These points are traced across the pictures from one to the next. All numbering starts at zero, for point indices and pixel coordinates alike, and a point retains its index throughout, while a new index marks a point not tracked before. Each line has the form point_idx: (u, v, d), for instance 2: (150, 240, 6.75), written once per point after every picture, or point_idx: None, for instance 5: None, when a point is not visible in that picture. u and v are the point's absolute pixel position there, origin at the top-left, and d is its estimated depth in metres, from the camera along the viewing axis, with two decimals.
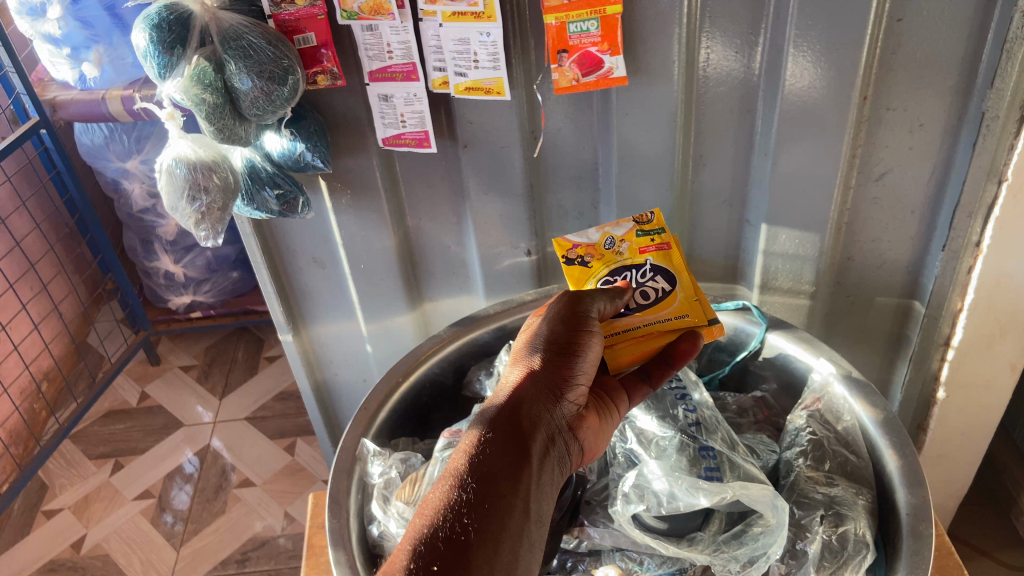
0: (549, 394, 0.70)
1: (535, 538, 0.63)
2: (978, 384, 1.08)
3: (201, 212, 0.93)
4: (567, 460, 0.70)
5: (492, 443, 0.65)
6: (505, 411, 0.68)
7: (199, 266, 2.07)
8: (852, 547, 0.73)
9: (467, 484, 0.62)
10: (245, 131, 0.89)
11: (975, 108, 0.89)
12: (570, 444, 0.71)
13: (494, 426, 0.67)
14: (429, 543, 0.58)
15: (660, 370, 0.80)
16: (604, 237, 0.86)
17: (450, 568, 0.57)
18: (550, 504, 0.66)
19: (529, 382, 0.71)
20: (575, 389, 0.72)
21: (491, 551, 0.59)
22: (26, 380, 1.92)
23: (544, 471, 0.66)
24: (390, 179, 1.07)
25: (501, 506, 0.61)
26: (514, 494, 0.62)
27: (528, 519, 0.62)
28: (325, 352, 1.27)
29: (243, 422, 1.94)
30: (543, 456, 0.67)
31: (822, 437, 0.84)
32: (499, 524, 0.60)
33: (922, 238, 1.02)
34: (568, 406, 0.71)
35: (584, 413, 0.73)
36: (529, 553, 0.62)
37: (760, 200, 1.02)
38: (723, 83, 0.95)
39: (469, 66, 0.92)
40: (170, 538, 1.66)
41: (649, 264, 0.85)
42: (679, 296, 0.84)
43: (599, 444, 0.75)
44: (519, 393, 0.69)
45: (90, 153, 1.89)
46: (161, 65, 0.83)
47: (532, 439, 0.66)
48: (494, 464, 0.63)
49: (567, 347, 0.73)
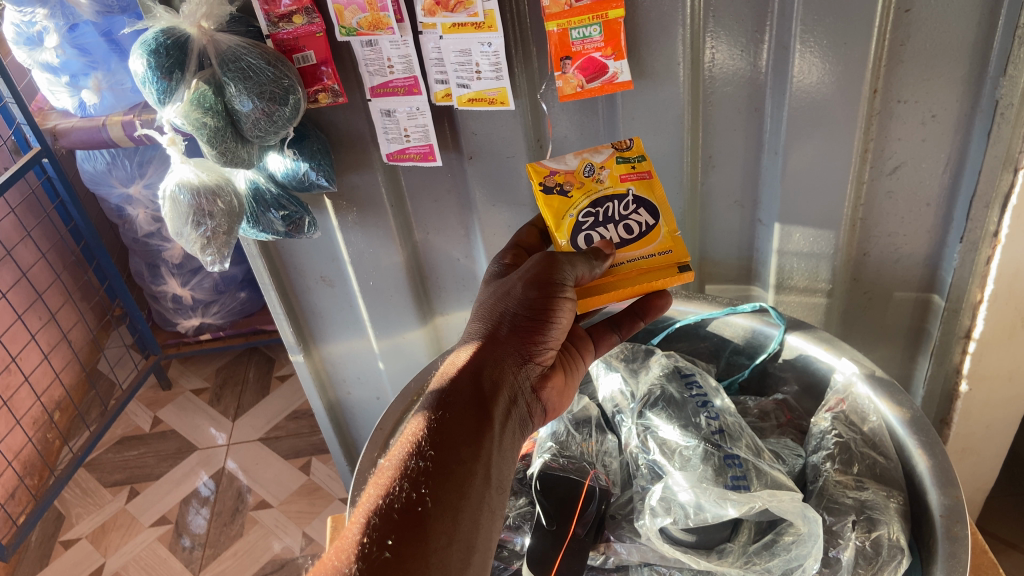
0: (513, 356, 0.71)
1: (495, 505, 0.63)
2: (1001, 376, 1.06)
3: (206, 237, 0.92)
4: (528, 421, 0.72)
5: (453, 407, 0.65)
6: (463, 377, 0.68)
7: (207, 287, 2.07)
8: (886, 552, 0.71)
9: (424, 452, 0.62)
10: (247, 153, 0.88)
11: (988, 96, 0.87)
12: (531, 404, 0.73)
13: (451, 392, 0.67)
14: (384, 515, 0.57)
15: (631, 323, 0.86)
16: (583, 164, 0.83)
17: (407, 537, 0.56)
18: (510, 466, 0.67)
19: (493, 345, 0.71)
20: (544, 352, 0.73)
21: (450, 521, 0.59)
22: (38, 411, 1.92)
23: (505, 434, 0.67)
24: (396, 194, 1.06)
25: (461, 473, 0.61)
26: (475, 460, 0.63)
27: (488, 486, 0.63)
28: (337, 371, 1.26)
29: (257, 443, 1.93)
30: (504, 419, 0.68)
31: (848, 439, 0.82)
32: (458, 493, 0.60)
33: (939, 230, 1.00)
34: (534, 369, 0.73)
35: (549, 374, 0.75)
36: (490, 520, 0.62)
37: (772, 200, 1.01)
38: (730, 82, 0.93)
39: (472, 77, 0.91)
40: (189, 564, 1.64)
41: (631, 194, 0.82)
42: (664, 229, 0.81)
43: (564, 401, 0.79)
44: (484, 355, 0.70)
45: (93, 180, 1.89)
46: (160, 90, 0.81)
47: (491, 403, 0.67)
48: (451, 429, 0.64)
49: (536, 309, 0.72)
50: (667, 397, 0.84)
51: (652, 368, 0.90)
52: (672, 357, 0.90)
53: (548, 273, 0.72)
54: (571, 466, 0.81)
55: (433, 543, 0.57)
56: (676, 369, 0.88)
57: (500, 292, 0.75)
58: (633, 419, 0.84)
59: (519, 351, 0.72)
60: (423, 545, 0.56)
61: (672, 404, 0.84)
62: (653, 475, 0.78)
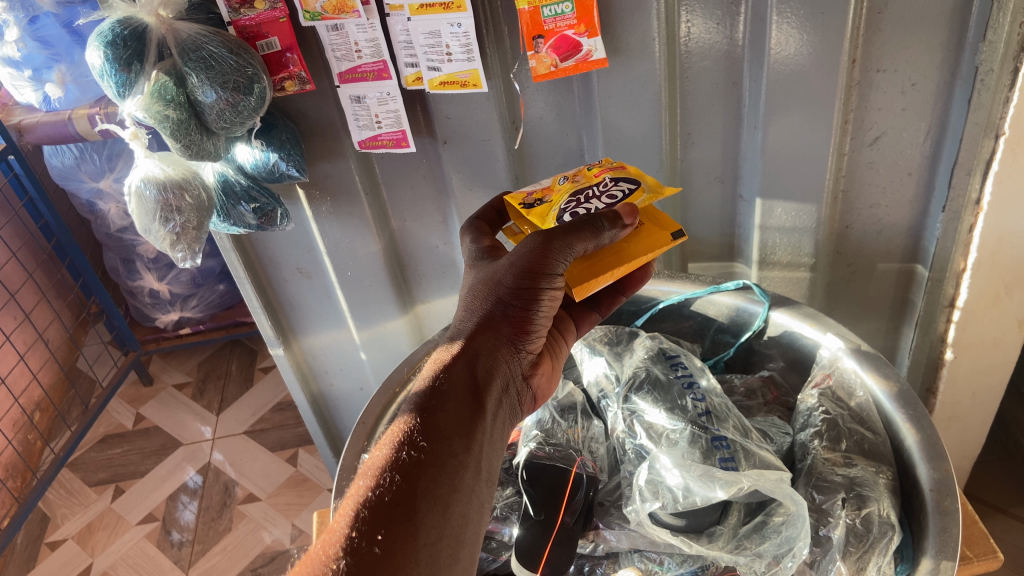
0: (507, 344, 0.70)
1: (485, 497, 0.62)
2: (986, 344, 1.05)
3: (175, 233, 0.89)
4: (519, 408, 0.72)
5: (445, 396, 0.64)
6: (456, 367, 0.67)
7: (184, 281, 2.03)
8: (877, 529, 0.70)
9: (416, 442, 0.60)
10: (214, 146, 0.85)
11: (968, 63, 0.86)
12: (521, 392, 0.72)
13: (445, 382, 0.65)
14: (373, 509, 0.56)
15: (612, 299, 0.83)
16: (558, 180, 0.82)
17: (396, 531, 0.55)
18: (500, 457, 0.66)
19: (487, 332, 0.69)
20: (535, 340, 0.72)
21: (440, 515, 0.57)
22: (17, 412, 1.89)
23: (496, 424, 0.66)
24: (370, 181, 1.04)
25: (452, 465, 0.60)
26: (467, 453, 0.61)
27: (479, 478, 0.62)
28: (319, 363, 1.24)
29: (243, 436, 1.91)
30: (495, 410, 0.67)
31: (836, 415, 0.81)
32: (450, 486, 0.59)
33: (921, 200, 0.99)
34: (525, 357, 0.71)
35: (539, 361, 0.74)
36: (479, 513, 0.61)
37: (753, 175, 0.99)
38: (706, 56, 0.92)
39: (443, 59, 0.88)
40: (177, 561, 1.63)
41: (608, 179, 0.79)
42: (647, 189, 0.76)
43: (552, 386, 0.77)
44: (477, 343, 0.69)
45: (62, 175, 1.85)
46: (119, 83, 0.78)
47: (484, 394, 0.66)
48: (443, 419, 0.62)
49: (530, 299, 0.69)
50: (652, 379, 0.83)
51: (637, 351, 0.89)
52: (656, 339, 0.89)
53: (538, 262, 0.67)
54: (557, 454, 0.80)
55: (422, 538, 0.55)
56: (661, 352, 0.88)
57: (490, 276, 0.71)
58: (618, 404, 0.83)
59: (512, 339, 0.70)
60: (412, 539, 0.55)
61: (658, 386, 0.82)
62: (639, 459, 0.77)
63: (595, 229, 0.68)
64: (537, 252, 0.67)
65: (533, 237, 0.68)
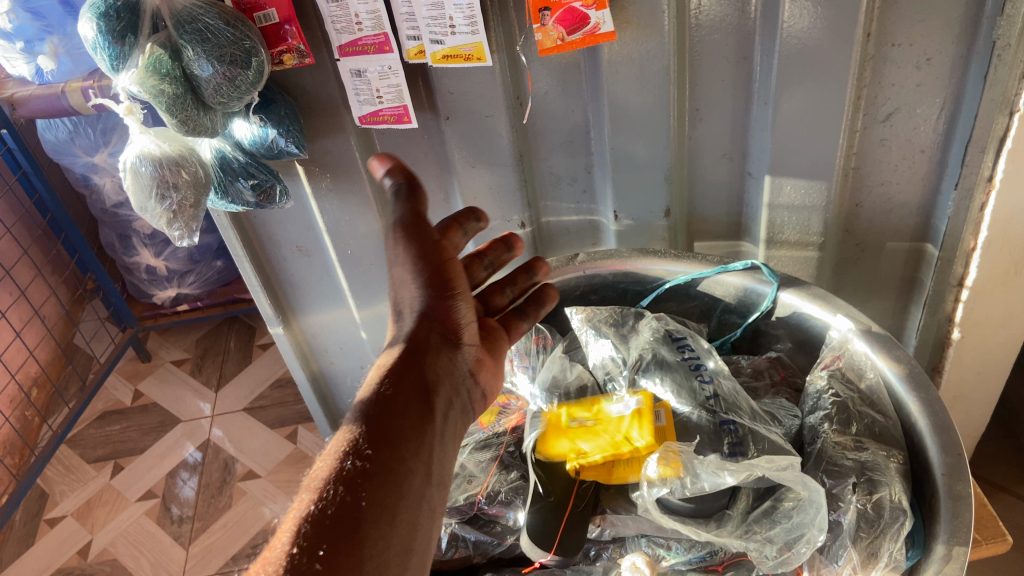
0: (446, 346, 0.73)
1: (436, 502, 0.63)
2: (995, 323, 1.04)
3: (172, 211, 0.87)
4: (471, 407, 0.75)
5: (389, 404, 0.66)
6: (404, 370, 0.69)
7: (181, 257, 2.01)
8: (888, 514, 0.69)
9: (362, 452, 0.61)
10: (211, 122, 0.82)
11: (984, 38, 0.83)
12: (470, 391, 0.75)
13: (391, 387, 0.67)
14: (317, 522, 0.55)
15: (535, 308, 0.86)
16: None
17: (339, 546, 0.54)
18: (452, 462, 0.68)
19: (425, 330, 0.73)
20: (470, 334, 0.75)
21: (387, 525, 0.57)
22: (14, 388, 1.88)
23: (447, 428, 0.68)
24: (371, 158, 1.02)
25: (400, 472, 0.61)
26: (415, 459, 0.63)
27: (429, 484, 0.63)
28: (319, 341, 1.23)
29: (242, 413, 1.90)
30: (445, 413, 0.69)
31: (846, 398, 0.79)
32: (396, 494, 0.59)
33: (933, 178, 0.97)
34: (466, 352, 0.75)
35: (483, 357, 0.77)
36: (429, 519, 0.62)
37: (763, 152, 0.97)
38: (717, 30, 0.89)
39: (446, 32, 0.86)
40: (178, 537, 1.62)
41: None
42: None
43: (498, 382, 0.80)
44: (421, 345, 0.72)
45: (55, 150, 1.82)
46: (112, 56, 0.76)
47: (433, 396, 0.69)
48: (391, 428, 0.64)
49: (445, 288, 0.74)
50: (659, 360, 0.83)
51: (643, 332, 0.87)
52: (662, 320, 0.88)
53: (422, 233, 0.74)
54: None
55: (368, 548, 0.55)
56: (667, 334, 0.86)
57: (399, 284, 0.76)
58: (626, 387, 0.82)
59: (446, 336, 0.74)
60: (357, 551, 0.54)
61: (665, 367, 0.82)
62: None
63: (413, 196, 0.74)
64: (402, 241, 0.73)
65: (393, 224, 0.74)
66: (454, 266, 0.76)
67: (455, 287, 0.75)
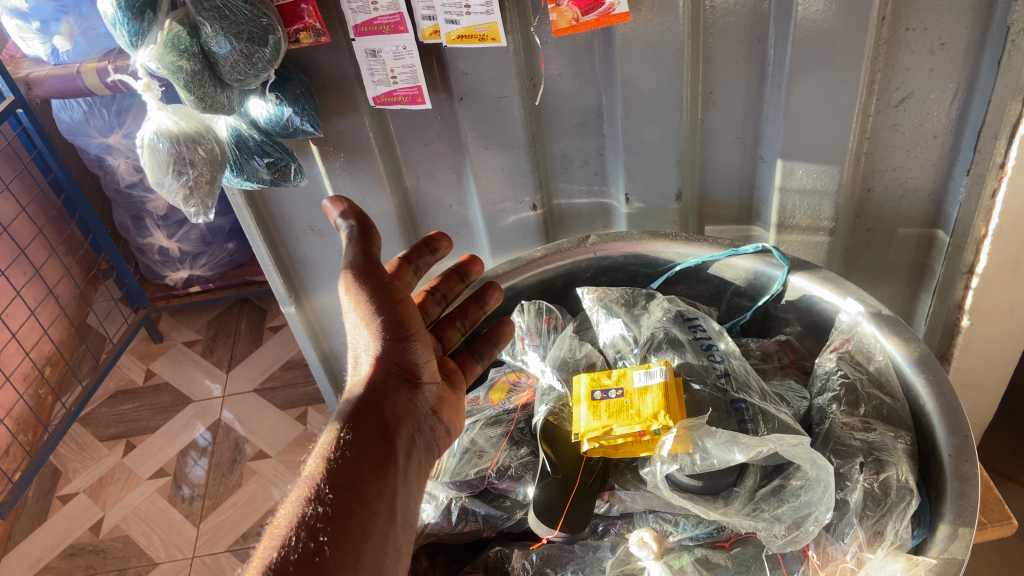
0: (405, 386, 0.75)
1: (401, 540, 0.65)
2: (1004, 311, 1.04)
3: (188, 187, 0.88)
4: (435, 443, 0.76)
5: (351, 447, 0.67)
6: (364, 412, 0.71)
7: (194, 239, 2.02)
8: (895, 494, 0.70)
9: (324, 496, 0.63)
10: (228, 98, 0.83)
11: (999, 23, 0.83)
12: (433, 428, 0.76)
13: (353, 429, 0.69)
14: (280, 568, 0.57)
15: (490, 348, 0.88)
16: None
17: None
18: (418, 497, 0.70)
19: (384, 373, 0.74)
20: (428, 373, 0.77)
21: (351, 566, 0.59)
22: (28, 366, 1.89)
23: (410, 467, 0.70)
24: (384, 138, 1.02)
25: (364, 514, 0.63)
26: (378, 499, 0.65)
27: (393, 523, 0.65)
28: (329, 322, 1.24)
29: (253, 394, 1.92)
30: (408, 451, 0.71)
31: (855, 380, 0.80)
32: (360, 535, 0.61)
33: (945, 164, 0.97)
34: (426, 392, 0.76)
35: (444, 395, 0.79)
36: (395, 556, 0.63)
37: (775, 136, 0.98)
38: (732, 12, 0.89)
39: (461, 12, 0.86)
40: (189, 515, 1.64)
41: None
42: None
43: (460, 419, 0.81)
44: (381, 385, 0.73)
45: (70, 130, 1.83)
46: (131, 32, 0.77)
47: (394, 437, 0.70)
48: (354, 470, 0.65)
49: (400, 330, 0.76)
50: (671, 339, 0.84)
51: (654, 312, 0.88)
52: (674, 301, 0.88)
53: (375, 276, 0.77)
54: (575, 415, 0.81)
55: None
56: (679, 314, 0.87)
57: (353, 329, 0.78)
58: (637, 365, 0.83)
59: (405, 378, 0.76)
60: None
61: (677, 346, 0.83)
62: None
63: (364, 238, 0.79)
64: (353, 285, 0.77)
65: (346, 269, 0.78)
66: (406, 308, 0.78)
67: (409, 329, 0.77)
